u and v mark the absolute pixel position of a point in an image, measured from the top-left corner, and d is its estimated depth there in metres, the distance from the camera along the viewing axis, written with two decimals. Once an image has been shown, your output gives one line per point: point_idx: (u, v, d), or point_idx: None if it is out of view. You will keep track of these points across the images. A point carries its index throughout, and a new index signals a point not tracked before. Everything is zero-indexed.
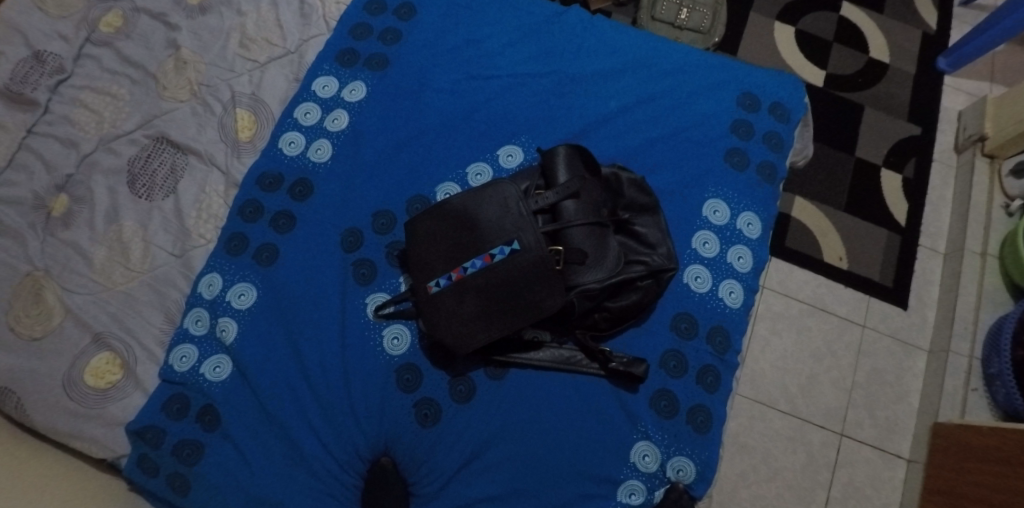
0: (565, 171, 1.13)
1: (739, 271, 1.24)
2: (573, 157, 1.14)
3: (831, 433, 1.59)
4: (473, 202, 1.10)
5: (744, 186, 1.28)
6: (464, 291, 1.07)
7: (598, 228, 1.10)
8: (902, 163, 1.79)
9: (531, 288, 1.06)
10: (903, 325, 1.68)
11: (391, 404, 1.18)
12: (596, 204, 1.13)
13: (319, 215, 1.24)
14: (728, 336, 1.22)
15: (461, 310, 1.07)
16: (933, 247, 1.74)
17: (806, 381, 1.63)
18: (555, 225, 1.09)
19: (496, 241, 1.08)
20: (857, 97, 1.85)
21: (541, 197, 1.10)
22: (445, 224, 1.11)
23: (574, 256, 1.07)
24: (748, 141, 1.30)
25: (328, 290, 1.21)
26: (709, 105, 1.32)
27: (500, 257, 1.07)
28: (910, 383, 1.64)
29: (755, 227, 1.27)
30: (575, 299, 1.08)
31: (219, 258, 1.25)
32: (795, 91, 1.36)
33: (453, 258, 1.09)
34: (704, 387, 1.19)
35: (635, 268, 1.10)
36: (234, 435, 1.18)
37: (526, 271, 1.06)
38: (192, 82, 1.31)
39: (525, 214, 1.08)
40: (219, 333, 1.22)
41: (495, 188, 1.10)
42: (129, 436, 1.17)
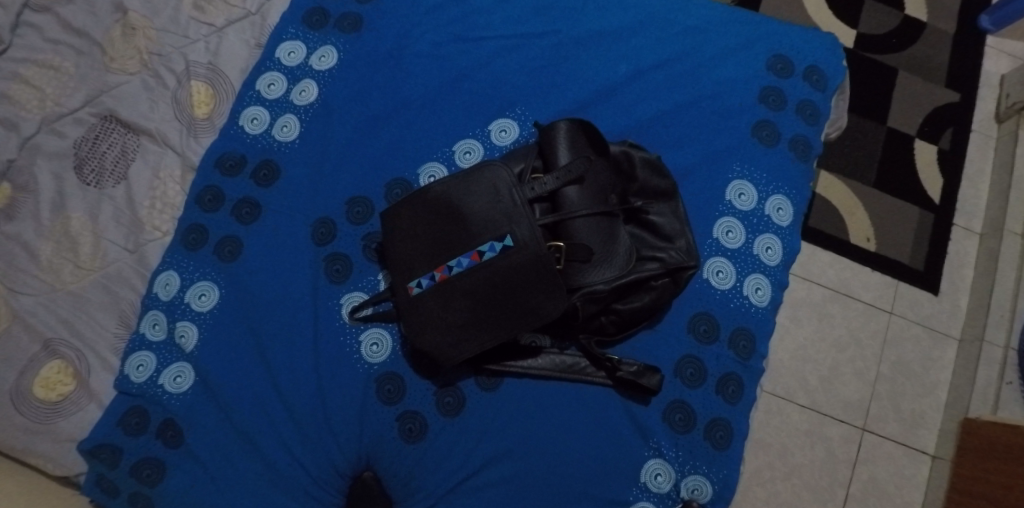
0: (567, 150, 0.96)
1: (766, 264, 1.09)
2: (577, 133, 0.97)
3: (852, 428, 1.45)
4: (458, 189, 0.94)
5: (774, 165, 1.12)
6: (449, 294, 0.93)
7: (605, 220, 0.95)
8: (938, 134, 1.62)
9: (528, 292, 0.92)
10: (932, 312, 1.52)
11: (371, 417, 1.04)
12: (604, 190, 0.96)
13: (286, 201, 1.09)
14: (752, 339, 1.07)
15: (446, 315, 0.94)
16: (968, 226, 1.57)
17: (827, 372, 1.47)
18: (556, 217, 0.93)
19: (485, 235, 0.93)
20: (889, 60, 1.66)
21: (539, 182, 0.94)
22: (427, 215, 0.95)
23: (577, 253, 0.92)
24: (779, 112, 1.14)
25: (297, 288, 1.06)
26: (733, 71, 1.15)
27: (491, 255, 0.92)
28: (939, 374, 1.49)
29: (785, 213, 1.11)
30: (579, 302, 0.94)
31: (176, 253, 1.09)
32: (833, 53, 1.19)
33: (436, 255, 0.94)
34: (724, 398, 1.05)
35: (649, 267, 0.95)
36: (198, 454, 1.04)
37: (522, 272, 0.91)
38: (141, 51, 1.15)
39: (520, 204, 0.92)
40: (179, 340, 1.07)
41: (484, 172, 0.94)
42: (84, 456, 1.03)
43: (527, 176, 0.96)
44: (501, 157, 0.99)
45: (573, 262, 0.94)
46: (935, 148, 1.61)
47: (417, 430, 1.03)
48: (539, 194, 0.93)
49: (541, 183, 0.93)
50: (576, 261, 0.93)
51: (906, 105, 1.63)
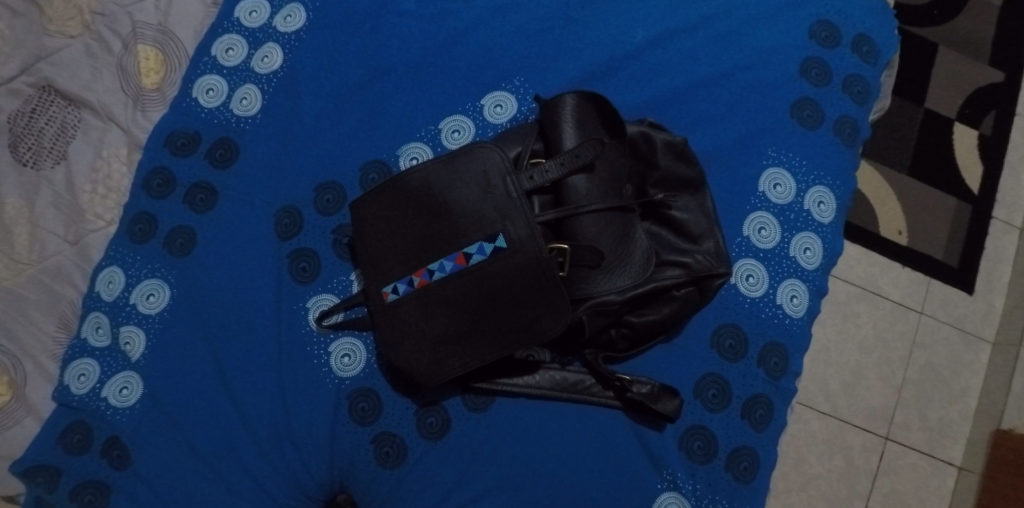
0: (573, 129, 0.80)
1: (804, 267, 0.94)
2: (586, 109, 0.81)
3: (874, 437, 1.25)
4: (442, 177, 0.79)
5: (815, 150, 0.97)
6: (430, 303, 0.79)
7: (618, 217, 0.80)
8: (979, 118, 1.38)
9: (526, 304, 0.77)
10: (966, 313, 1.31)
11: (341, 438, 0.89)
12: (617, 180, 0.81)
13: (246, 187, 0.93)
14: (786, 355, 0.92)
15: (427, 329, 0.80)
16: (1008, 220, 1.36)
17: (850, 377, 1.27)
18: (559, 213, 0.78)
19: (474, 234, 0.78)
20: (928, 34, 1.40)
21: (539, 170, 0.78)
22: (404, 207, 0.80)
23: (583, 257, 0.78)
24: (824, 88, 1.00)
25: (258, 288, 0.91)
26: (770, 39, 1.00)
27: (480, 259, 0.77)
28: (969, 380, 1.29)
29: (827, 208, 0.96)
30: (586, 315, 0.79)
31: (120, 245, 0.94)
32: (884, 21, 1.04)
33: (415, 256, 0.80)
34: (751, 423, 0.90)
35: (671, 275, 0.81)
36: (150, 478, 0.88)
37: (517, 280, 0.77)
38: (82, 9, 0.99)
39: (516, 197, 0.77)
40: (123, 347, 0.91)
41: (474, 156, 0.78)
42: (21, 478, 0.89)
43: (525, 162, 0.80)
44: (495, 137, 0.83)
45: (580, 267, 0.79)
46: (976, 132, 1.38)
47: (394, 455, 0.88)
48: (539, 184, 0.78)
49: (542, 171, 0.78)
50: (583, 266, 0.79)
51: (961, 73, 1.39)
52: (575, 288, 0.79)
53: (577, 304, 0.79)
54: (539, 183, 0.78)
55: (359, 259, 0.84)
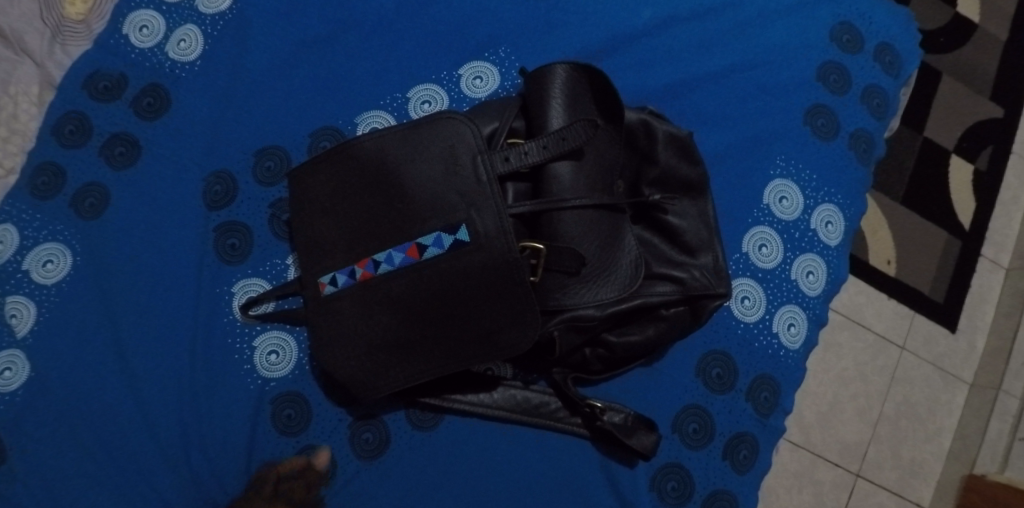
0: (562, 107, 0.68)
1: (805, 293, 0.84)
2: (580, 85, 0.69)
3: (846, 473, 1.13)
4: (400, 151, 0.67)
5: (828, 163, 0.87)
6: (373, 301, 0.67)
7: (606, 217, 0.68)
8: (976, 151, 1.25)
9: (487, 311, 0.66)
10: (946, 351, 1.20)
11: (258, 449, 0.75)
12: (609, 173, 0.69)
13: (174, 142, 0.80)
14: (776, 390, 0.82)
15: (368, 331, 0.68)
16: (995, 259, 1.24)
17: (826, 407, 1.13)
18: (537, 205, 0.66)
19: (432, 222, 0.65)
20: (932, 59, 1.26)
21: (517, 151, 0.66)
22: (353, 182, 0.68)
23: (561, 261, 0.66)
24: (841, 97, 0.89)
25: (176, 261, 0.78)
26: (789, 36, 0.89)
27: (435, 253, 0.65)
28: (944, 419, 1.18)
29: (834, 229, 0.86)
30: (558, 330, 0.68)
31: (18, 199, 0.79)
32: (909, 31, 0.95)
33: (361, 243, 0.67)
34: (732, 465, 0.80)
35: (659, 291, 0.70)
36: (41, 477, 0.73)
37: (480, 281, 0.65)
38: None
39: (487, 182, 0.65)
40: (9, 320, 0.77)
41: (441, 129, 0.66)
42: None
43: (502, 141, 0.68)
44: (468, 110, 0.71)
45: (555, 272, 0.67)
46: (971, 166, 1.24)
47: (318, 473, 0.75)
48: (517, 168, 0.66)
49: (520, 152, 0.66)
50: (560, 272, 0.67)
51: (975, 96, 1.26)
52: (548, 296, 0.68)
53: (549, 316, 0.68)
54: (517, 166, 0.66)
55: (297, 239, 0.71)
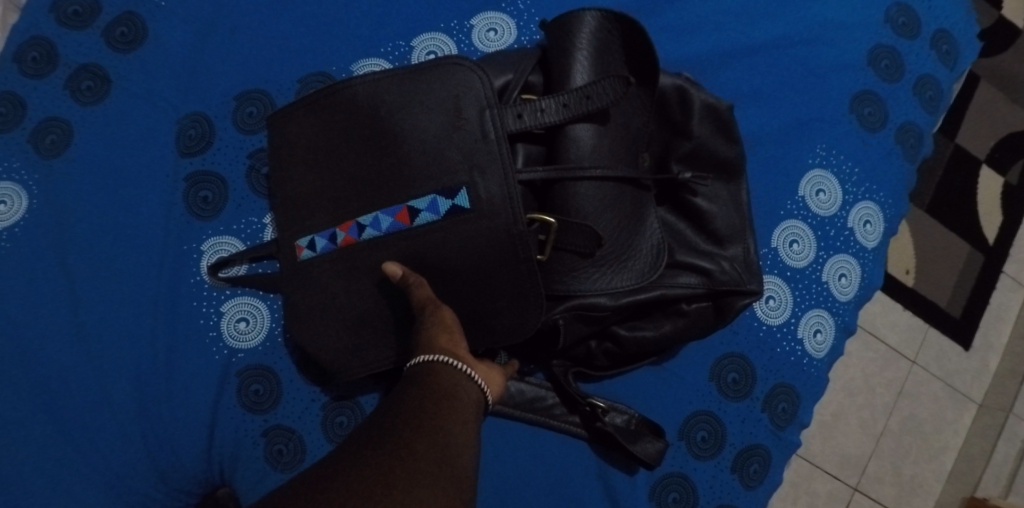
0: (587, 63, 0.60)
1: (836, 297, 0.76)
2: (611, 38, 0.61)
3: (843, 485, 1.05)
4: (396, 99, 0.59)
5: (871, 156, 0.79)
6: (356, 268, 0.60)
7: (628, 193, 0.61)
8: (1009, 162, 1.16)
9: (490, 288, 0.59)
10: (958, 369, 1.12)
11: (221, 426, 0.68)
12: (634, 143, 0.62)
13: (148, 78, 0.71)
14: (796, 401, 0.75)
15: (349, 302, 0.61)
16: (1017, 277, 1.15)
17: (828, 416, 1.05)
18: (551, 172, 0.58)
19: (426, 183, 0.58)
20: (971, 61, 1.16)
21: (532, 108, 0.58)
22: (339, 132, 0.60)
23: (574, 239, 0.59)
24: (891, 85, 0.80)
25: (138, 211, 0.70)
26: (839, 13, 0.81)
27: (428, 219, 0.58)
28: (949, 438, 1.10)
29: (872, 230, 0.78)
30: (564, 318, 0.60)
31: None
32: (969, 20, 0.86)
33: (343, 201, 0.60)
34: (741, 480, 0.73)
35: (681, 284, 0.63)
36: None
37: (479, 254, 0.58)
38: None
39: (495, 140, 0.57)
40: None
41: (448, 76, 0.58)
42: None
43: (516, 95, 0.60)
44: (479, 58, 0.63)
45: (566, 252, 0.60)
46: (1002, 179, 1.15)
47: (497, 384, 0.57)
48: (530, 127, 0.58)
49: (536, 110, 0.58)
50: (570, 251, 0.60)
51: (1013, 104, 1.17)
52: (556, 279, 0.61)
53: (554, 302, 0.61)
54: (531, 125, 0.58)
55: (275, 191, 0.63)
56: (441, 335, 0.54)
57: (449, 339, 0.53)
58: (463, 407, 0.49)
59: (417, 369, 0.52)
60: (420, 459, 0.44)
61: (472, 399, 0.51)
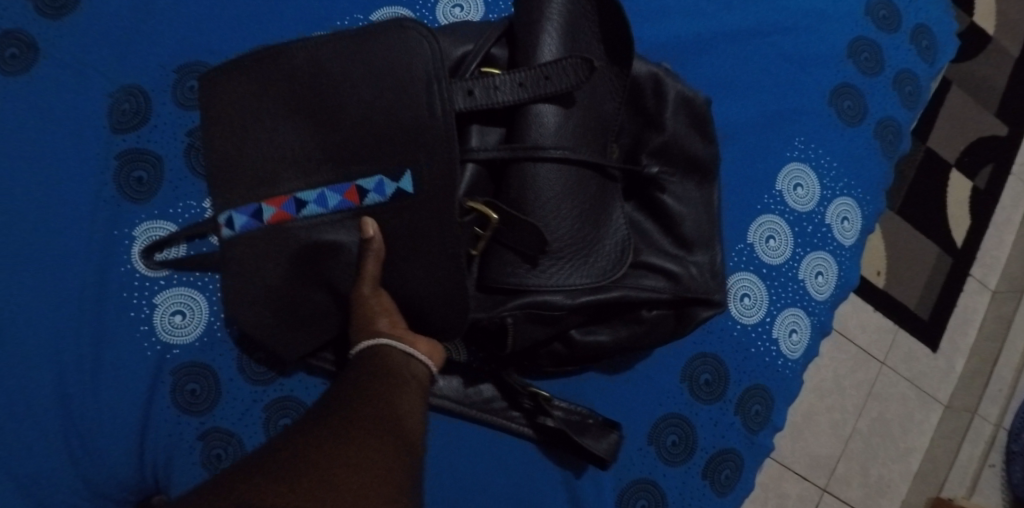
0: (556, 38, 0.56)
1: (812, 296, 0.73)
2: (588, 9, 0.58)
3: (812, 487, 1.02)
4: (341, 62, 0.55)
5: (850, 151, 0.76)
6: (284, 245, 0.56)
7: (587, 183, 0.58)
8: (977, 167, 1.15)
9: (426, 278, 0.56)
10: (926, 370, 1.10)
11: (152, 427, 0.63)
12: (601, 128, 0.59)
13: (75, 45, 0.65)
14: (769, 404, 0.72)
15: (274, 281, 0.57)
16: (983, 280, 1.14)
17: (800, 417, 1.01)
18: (507, 152, 0.56)
19: (370, 162, 0.55)
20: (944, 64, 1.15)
21: (487, 84, 0.55)
22: (279, 91, 0.56)
23: (524, 232, 0.56)
24: (871, 78, 0.78)
25: (61, 191, 0.63)
26: (820, 2, 0.78)
27: (377, 201, 0.56)
28: (915, 440, 1.09)
29: (850, 227, 0.76)
30: (512, 317, 0.57)
31: None
32: (948, 16, 0.84)
33: (276, 171, 0.56)
34: (712, 486, 0.69)
35: (644, 286, 0.60)
36: None
37: (416, 241, 0.56)
38: None
39: (445, 118, 0.54)
40: None
41: (402, 41, 0.55)
42: None
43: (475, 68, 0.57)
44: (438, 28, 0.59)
45: (515, 247, 0.57)
46: (970, 184, 1.15)
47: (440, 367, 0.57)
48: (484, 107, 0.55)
49: (492, 88, 0.55)
50: (514, 247, 0.57)
51: (982, 109, 1.17)
52: (506, 274, 0.57)
53: (500, 300, 0.58)
54: (485, 104, 0.55)
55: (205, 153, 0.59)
56: (381, 320, 0.54)
57: (388, 323, 0.54)
58: (407, 386, 0.51)
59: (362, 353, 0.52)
60: (357, 428, 0.45)
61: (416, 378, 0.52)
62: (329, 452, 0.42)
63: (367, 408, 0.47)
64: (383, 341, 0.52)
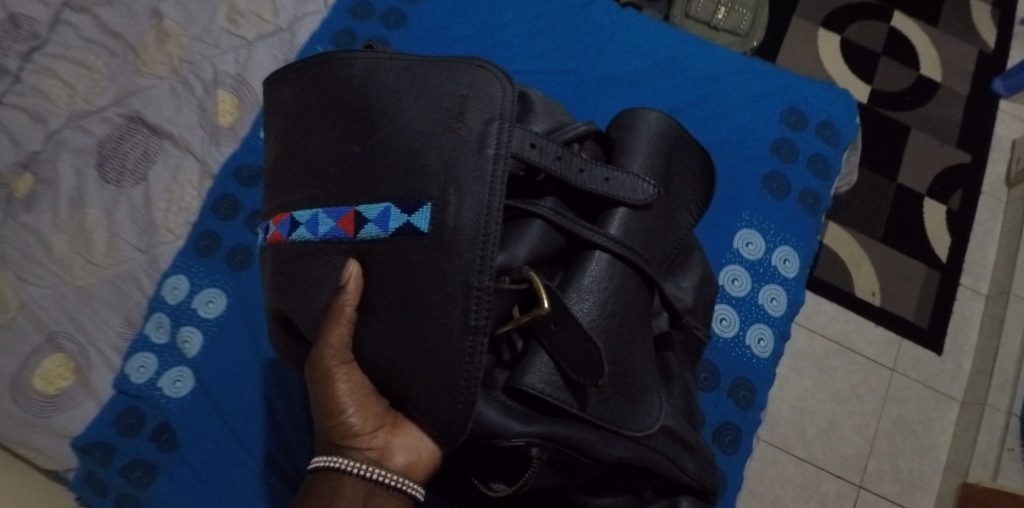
0: (642, 160, 0.86)
1: (770, 314, 1.12)
2: (663, 142, 0.89)
3: None
4: (408, 81, 0.80)
5: (781, 215, 1.16)
6: (302, 293, 0.82)
7: (620, 332, 0.80)
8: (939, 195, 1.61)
9: (431, 333, 0.73)
10: None
11: None
12: (647, 236, 0.84)
13: None
14: (752, 389, 1.08)
15: (285, 294, 0.83)
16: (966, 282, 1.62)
17: None
18: (562, 225, 0.79)
19: (392, 184, 0.76)
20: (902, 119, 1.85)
21: (572, 157, 0.79)
22: (355, 101, 0.81)
23: (561, 338, 0.75)
24: (790, 164, 1.19)
25: None
26: (747, 120, 1.21)
27: (372, 230, 0.76)
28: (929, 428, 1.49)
29: (791, 265, 1.14)
30: (536, 452, 0.76)
31: (186, 259, 1.18)
32: (846, 110, 1.24)
33: (338, 173, 0.80)
34: (722, 447, 1.05)
35: (679, 469, 0.85)
36: (188, 459, 1.08)
37: (429, 297, 0.73)
38: (172, 57, 1.28)
39: (490, 154, 0.74)
40: (181, 344, 1.14)
41: (482, 79, 0.78)
42: (76, 452, 1.08)
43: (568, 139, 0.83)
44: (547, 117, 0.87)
45: (554, 338, 0.76)
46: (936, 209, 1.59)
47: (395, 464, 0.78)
48: (543, 165, 0.77)
49: (559, 158, 0.78)
50: (551, 356, 0.77)
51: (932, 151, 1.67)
52: (525, 381, 0.77)
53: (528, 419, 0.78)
54: (551, 169, 0.77)
55: (284, 157, 0.86)
56: (356, 414, 0.78)
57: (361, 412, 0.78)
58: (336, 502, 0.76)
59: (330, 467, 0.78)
60: None
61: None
62: None
63: None
64: (342, 463, 0.78)
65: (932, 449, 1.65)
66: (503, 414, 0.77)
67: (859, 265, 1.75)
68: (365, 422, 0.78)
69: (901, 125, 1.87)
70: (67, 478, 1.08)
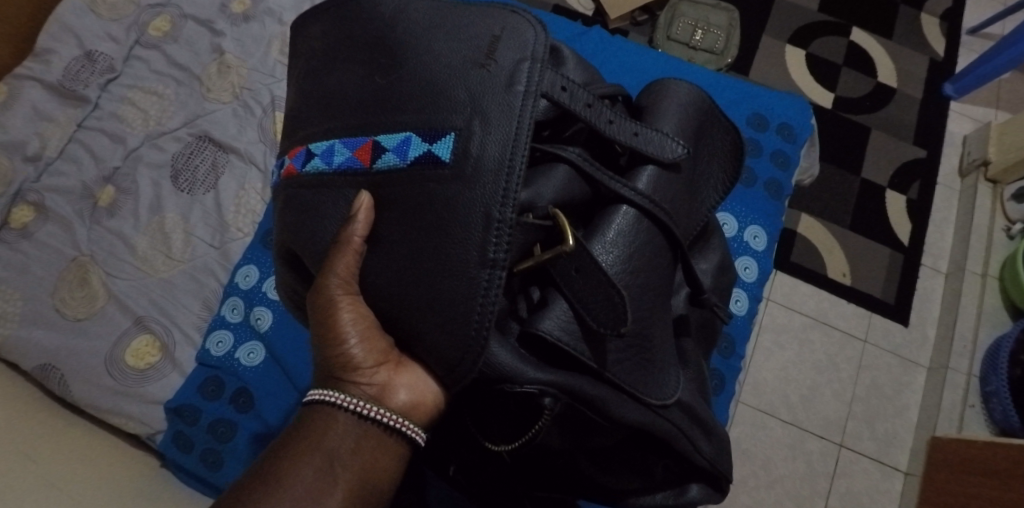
0: (672, 122, 1.03)
1: (744, 280, 1.35)
2: (691, 110, 1.07)
3: None
4: (438, 23, 0.95)
5: (750, 201, 1.39)
6: (315, 217, 0.95)
7: (639, 287, 0.96)
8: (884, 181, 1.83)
9: (444, 261, 0.85)
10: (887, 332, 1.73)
11: None
12: (664, 195, 0.99)
13: None
14: (732, 343, 1.30)
15: (303, 226, 0.96)
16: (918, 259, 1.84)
17: None
18: (586, 169, 0.94)
19: (416, 110, 0.90)
20: (866, 119, 2.12)
21: (602, 110, 0.93)
22: (379, 42, 0.97)
23: (581, 283, 0.90)
24: (757, 159, 1.43)
25: None
26: None
27: (389, 157, 0.90)
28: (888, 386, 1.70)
29: (760, 240, 1.37)
30: (549, 402, 0.89)
31: (256, 251, 1.40)
32: (802, 112, 1.48)
33: (359, 108, 0.94)
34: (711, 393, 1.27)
35: (695, 448, 0.99)
36: (263, 418, 1.28)
37: (445, 226, 0.85)
38: (234, 85, 1.54)
39: (517, 92, 0.87)
40: (254, 322, 1.35)
41: (515, 29, 0.92)
42: (167, 414, 1.29)
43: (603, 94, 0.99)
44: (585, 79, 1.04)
45: (577, 286, 0.90)
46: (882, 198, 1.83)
47: (394, 400, 0.90)
48: (574, 109, 0.91)
49: (590, 105, 0.92)
50: (570, 304, 0.92)
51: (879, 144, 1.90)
52: (542, 321, 0.91)
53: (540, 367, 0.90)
54: (582, 115, 0.91)
55: (309, 91, 1.02)
56: (360, 348, 0.91)
57: (365, 345, 0.91)
58: (329, 433, 0.89)
59: (324, 398, 0.91)
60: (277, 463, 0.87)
61: (350, 449, 0.88)
62: (252, 481, 0.85)
63: (291, 455, 0.87)
64: (340, 397, 0.90)
65: (904, 411, 1.86)
66: (517, 361, 0.89)
67: (831, 250, 1.98)
68: (369, 354, 0.91)
69: (862, 125, 2.11)
70: (155, 439, 1.29)
